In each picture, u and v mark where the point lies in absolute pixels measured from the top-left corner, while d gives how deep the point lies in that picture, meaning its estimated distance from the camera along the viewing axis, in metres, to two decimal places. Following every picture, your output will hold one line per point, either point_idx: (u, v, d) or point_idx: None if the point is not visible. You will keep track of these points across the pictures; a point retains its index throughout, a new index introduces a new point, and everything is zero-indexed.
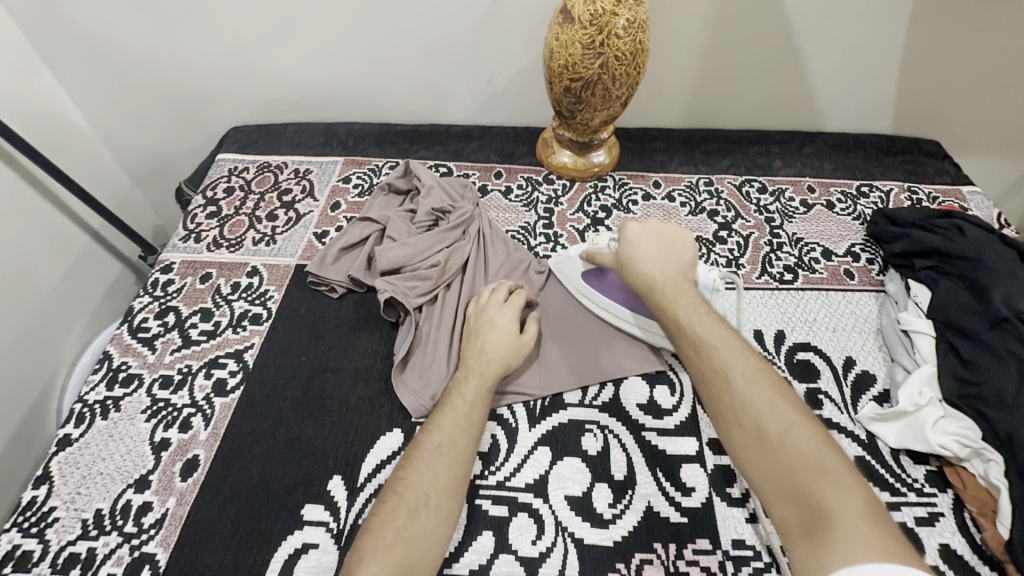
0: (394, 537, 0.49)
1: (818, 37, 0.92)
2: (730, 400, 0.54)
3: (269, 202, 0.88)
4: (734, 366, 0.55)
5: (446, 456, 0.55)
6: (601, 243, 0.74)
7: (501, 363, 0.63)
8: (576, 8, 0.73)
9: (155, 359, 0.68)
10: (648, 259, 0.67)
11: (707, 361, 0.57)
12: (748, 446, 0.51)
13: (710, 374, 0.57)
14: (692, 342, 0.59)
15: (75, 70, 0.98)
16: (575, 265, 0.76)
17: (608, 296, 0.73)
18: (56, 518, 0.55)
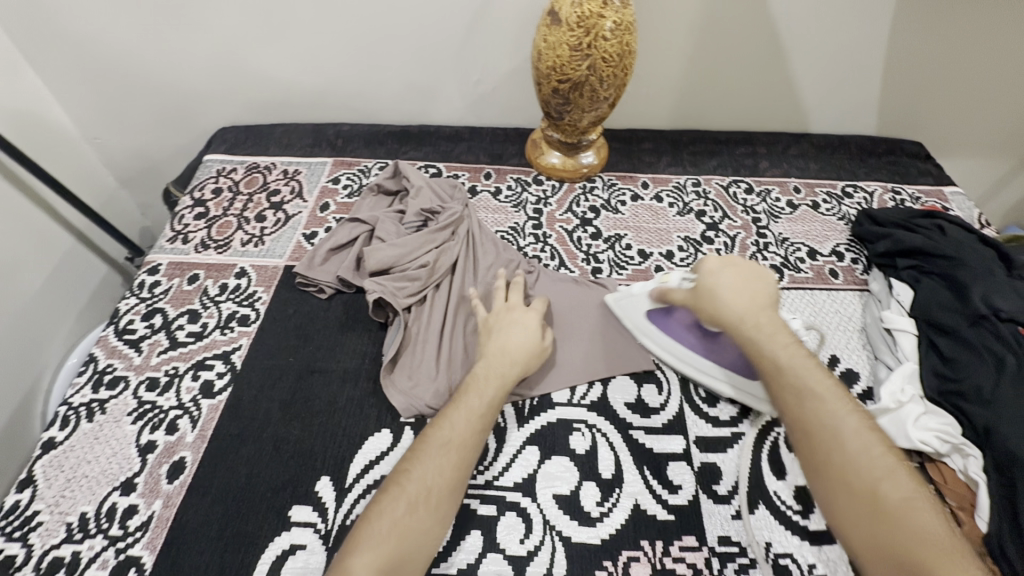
0: (393, 528, 0.48)
1: (803, 40, 0.93)
2: (829, 451, 0.50)
3: (257, 203, 0.87)
4: (837, 417, 0.52)
5: (456, 454, 0.54)
6: (672, 279, 0.72)
7: (518, 367, 0.63)
8: (563, 10, 0.73)
9: (142, 361, 0.67)
10: (730, 293, 0.64)
11: (804, 407, 0.53)
12: (846, 503, 0.48)
13: (803, 420, 0.53)
14: (785, 384, 0.55)
15: (61, 70, 0.97)
16: (642, 300, 0.73)
17: (679, 341, 0.70)
18: (40, 521, 0.55)
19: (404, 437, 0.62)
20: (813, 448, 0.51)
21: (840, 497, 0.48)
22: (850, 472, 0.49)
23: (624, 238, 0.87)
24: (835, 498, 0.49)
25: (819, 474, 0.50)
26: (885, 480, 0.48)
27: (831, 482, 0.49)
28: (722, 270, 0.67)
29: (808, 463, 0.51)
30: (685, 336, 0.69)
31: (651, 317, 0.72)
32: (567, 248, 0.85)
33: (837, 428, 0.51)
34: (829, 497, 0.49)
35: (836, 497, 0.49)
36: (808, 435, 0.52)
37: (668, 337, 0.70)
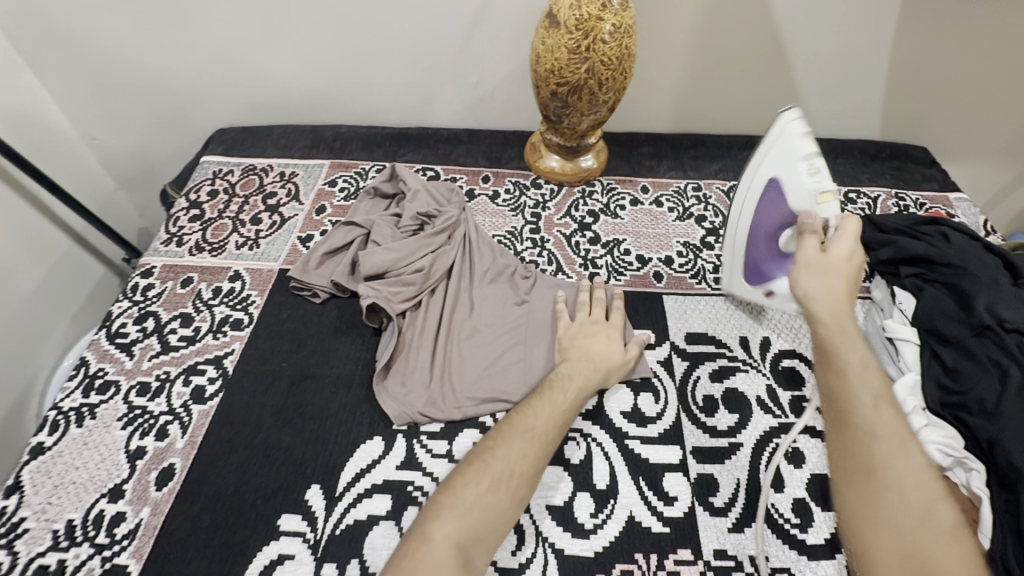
0: (477, 503, 0.51)
1: (805, 43, 0.92)
2: (868, 450, 0.47)
3: (253, 205, 0.87)
4: (899, 431, 0.47)
5: (541, 446, 0.57)
6: (827, 207, 0.64)
7: (603, 371, 0.65)
8: (562, 13, 0.72)
9: (133, 365, 0.67)
10: (827, 276, 0.58)
11: (869, 411, 0.49)
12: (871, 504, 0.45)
13: (859, 423, 0.48)
14: (850, 385, 0.50)
15: (58, 71, 0.96)
16: (793, 187, 0.65)
17: (768, 223, 0.69)
18: (26, 529, 0.54)
19: (396, 445, 0.61)
20: (861, 448, 0.47)
21: (875, 503, 0.45)
22: (897, 483, 0.45)
23: (623, 243, 0.86)
24: (866, 502, 0.46)
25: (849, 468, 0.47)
26: (935, 504, 0.44)
27: (867, 482, 0.46)
28: (848, 248, 0.60)
29: (848, 462, 0.48)
30: (764, 221, 0.69)
31: (773, 187, 0.67)
32: (565, 252, 0.84)
33: (899, 441, 0.47)
34: (859, 501, 0.46)
35: (867, 499, 0.46)
36: (864, 437, 0.48)
37: (764, 211, 0.69)
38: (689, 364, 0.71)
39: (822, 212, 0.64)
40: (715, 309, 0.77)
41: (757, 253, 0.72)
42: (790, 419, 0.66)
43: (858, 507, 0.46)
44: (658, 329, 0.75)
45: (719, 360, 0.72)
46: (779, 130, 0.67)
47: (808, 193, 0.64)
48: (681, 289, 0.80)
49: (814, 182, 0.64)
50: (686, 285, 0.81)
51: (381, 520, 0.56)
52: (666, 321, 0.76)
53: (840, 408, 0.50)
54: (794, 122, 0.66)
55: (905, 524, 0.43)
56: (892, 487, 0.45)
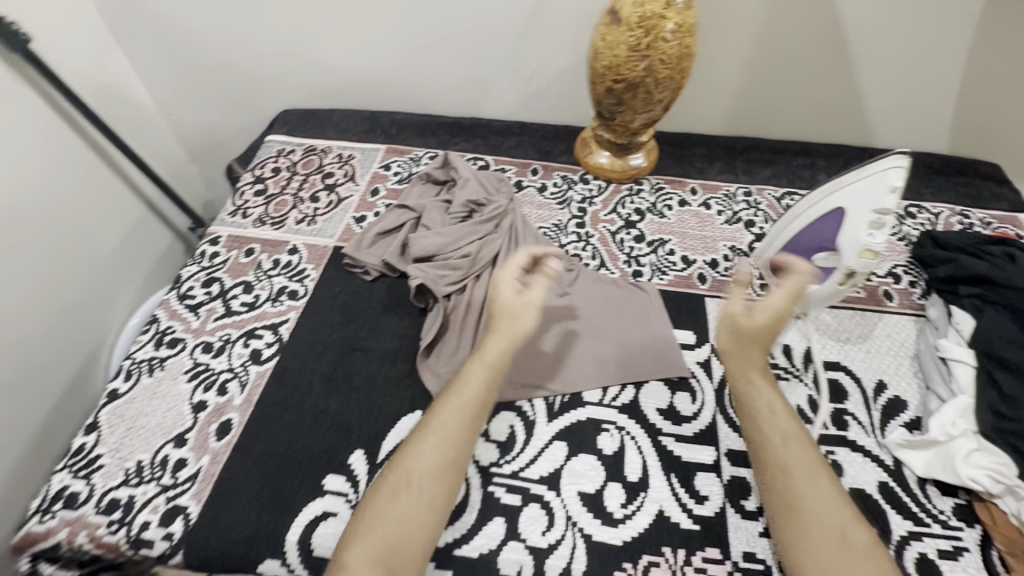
0: (389, 520, 0.50)
1: (874, 50, 0.89)
2: (789, 491, 0.53)
3: (312, 184, 0.91)
4: (812, 464, 0.54)
5: (449, 443, 0.55)
6: (861, 261, 0.63)
7: (507, 341, 0.60)
8: (625, 9, 0.72)
9: (198, 325, 0.72)
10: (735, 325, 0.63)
11: (782, 451, 0.55)
12: (798, 537, 0.51)
13: (777, 465, 0.55)
14: (767, 433, 0.57)
15: (144, 49, 1.03)
16: (849, 229, 0.63)
17: (814, 237, 0.69)
18: (102, 464, 0.59)
19: None
20: (782, 485, 0.54)
21: (804, 537, 0.50)
22: (814, 511, 0.51)
23: (668, 243, 0.86)
24: (796, 538, 0.51)
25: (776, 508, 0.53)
26: (848, 524, 0.50)
27: (791, 519, 0.52)
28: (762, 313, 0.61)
29: (773, 498, 0.54)
30: (814, 234, 0.69)
31: (835, 215, 0.65)
32: (609, 248, 0.84)
33: (809, 474, 0.54)
34: (790, 534, 0.51)
35: (797, 532, 0.51)
36: (778, 473, 0.54)
37: (815, 227, 0.68)
38: None
39: (851, 263, 0.64)
40: None
41: (793, 253, 0.73)
42: (830, 432, 0.66)
43: (789, 541, 0.51)
44: (699, 330, 0.75)
45: None
46: (876, 170, 0.61)
47: (855, 242, 0.63)
48: (725, 292, 0.79)
49: (868, 237, 0.62)
50: (731, 288, 0.80)
51: None
52: (708, 323, 0.76)
53: (764, 446, 0.57)
54: (896, 170, 0.60)
55: (831, 547, 0.49)
56: (808, 513, 0.51)
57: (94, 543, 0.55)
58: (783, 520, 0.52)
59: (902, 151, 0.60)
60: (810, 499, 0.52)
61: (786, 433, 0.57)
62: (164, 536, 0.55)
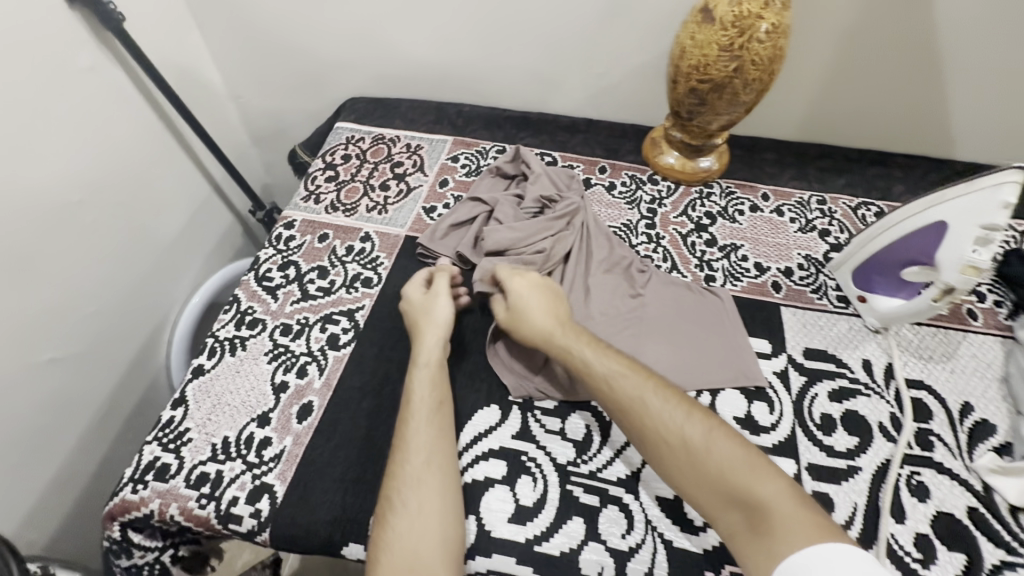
0: (393, 537, 0.51)
1: (968, 59, 0.85)
2: (651, 427, 0.56)
3: (382, 172, 0.91)
4: (649, 387, 0.58)
5: (422, 447, 0.56)
6: (963, 276, 0.62)
7: (439, 340, 0.65)
8: (719, 8, 0.71)
9: (277, 307, 0.73)
10: (535, 317, 0.65)
11: (628, 391, 0.58)
12: (679, 468, 0.53)
13: (628, 406, 0.57)
14: (603, 378, 0.59)
15: (220, 32, 1.05)
16: (952, 244, 0.61)
17: (904, 249, 0.67)
18: (190, 439, 0.61)
19: (512, 415, 0.64)
20: (636, 425, 0.56)
21: (681, 470, 0.53)
22: (666, 435, 0.55)
23: (740, 249, 0.84)
24: (677, 469, 0.53)
25: (653, 451, 0.55)
26: (688, 429, 0.54)
27: (665, 455, 0.54)
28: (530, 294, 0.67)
29: (636, 439, 0.57)
30: (903, 246, 0.67)
31: (935, 229, 0.63)
32: (680, 251, 0.83)
33: (643, 402, 0.57)
34: (665, 468, 0.54)
35: (667, 465, 0.54)
36: (626, 417, 0.57)
37: (907, 239, 0.66)
38: (807, 379, 0.70)
39: (952, 278, 0.62)
40: (839, 328, 0.75)
41: (880, 265, 0.71)
42: (914, 452, 0.64)
43: (671, 477, 0.54)
44: (775, 340, 0.73)
45: (839, 380, 0.70)
46: (987, 185, 0.58)
47: (958, 258, 0.61)
48: (801, 302, 0.78)
49: (973, 253, 0.60)
50: (807, 298, 0.78)
51: (497, 484, 0.59)
52: (785, 332, 0.74)
53: (609, 399, 0.59)
54: (1010, 185, 0.57)
55: (687, 459, 0.53)
56: (664, 445, 0.55)
57: (185, 514, 0.57)
58: (663, 460, 0.55)
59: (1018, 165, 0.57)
60: (659, 424, 0.55)
61: (605, 374, 0.60)
62: (252, 513, 0.56)
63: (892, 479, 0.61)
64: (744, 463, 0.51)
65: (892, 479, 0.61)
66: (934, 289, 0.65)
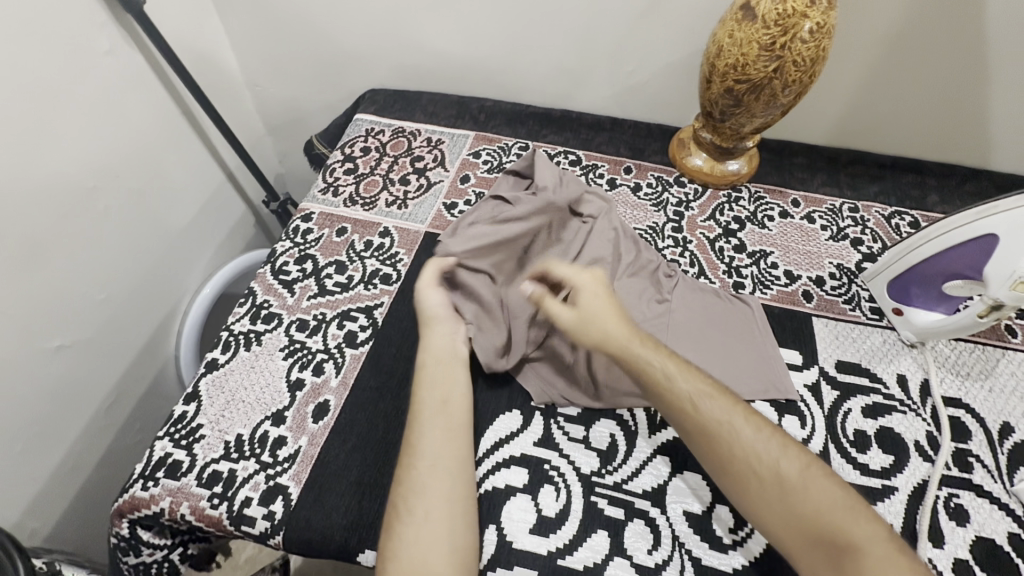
0: (401, 545, 0.49)
1: (1015, 67, 0.82)
2: (739, 453, 0.53)
3: (402, 166, 0.89)
4: (737, 409, 0.55)
5: (430, 452, 0.54)
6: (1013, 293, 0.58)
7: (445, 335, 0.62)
8: (761, 6, 0.68)
9: (294, 302, 0.71)
10: (603, 326, 0.60)
11: (714, 411, 0.55)
12: (766, 499, 0.51)
13: (715, 427, 0.54)
14: (685, 395, 0.56)
15: (240, 19, 1.03)
16: (1002, 259, 0.58)
17: (950, 264, 0.64)
18: (203, 435, 0.59)
19: (534, 421, 0.62)
20: (723, 453, 0.53)
21: (767, 501, 0.51)
22: (757, 466, 0.52)
23: (770, 255, 0.81)
24: (762, 500, 0.51)
25: (737, 477, 0.53)
26: (783, 463, 0.52)
27: (751, 481, 0.52)
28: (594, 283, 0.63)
29: (719, 467, 0.54)
30: (948, 259, 0.64)
31: (983, 244, 0.60)
32: (707, 256, 0.81)
33: (731, 427, 0.54)
34: (750, 500, 0.52)
35: (753, 497, 0.52)
36: (711, 442, 0.54)
37: (953, 254, 0.63)
38: (840, 394, 0.67)
39: (1000, 294, 0.59)
40: (872, 340, 0.72)
41: (920, 276, 0.69)
42: (952, 473, 0.61)
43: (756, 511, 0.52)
44: (806, 351, 0.71)
45: (873, 396, 0.67)
46: None
47: (1007, 273, 0.58)
48: (833, 313, 0.75)
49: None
50: (839, 309, 0.75)
51: (518, 493, 0.57)
52: (817, 344, 0.72)
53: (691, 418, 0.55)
54: None
55: (778, 493, 0.51)
56: (754, 476, 0.52)
57: (196, 514, 0.55)
58: (747, 487, 0.52)
59: None
60: (748, 452, 0.53)
61: (690, 394, 0.56)
62: (265, 515, 0.54)
63: (929, 501, 0.59)
64: (836, 498, 0.50)
65: (929, 501, 0.59)
66: (981, 303, 0.62)
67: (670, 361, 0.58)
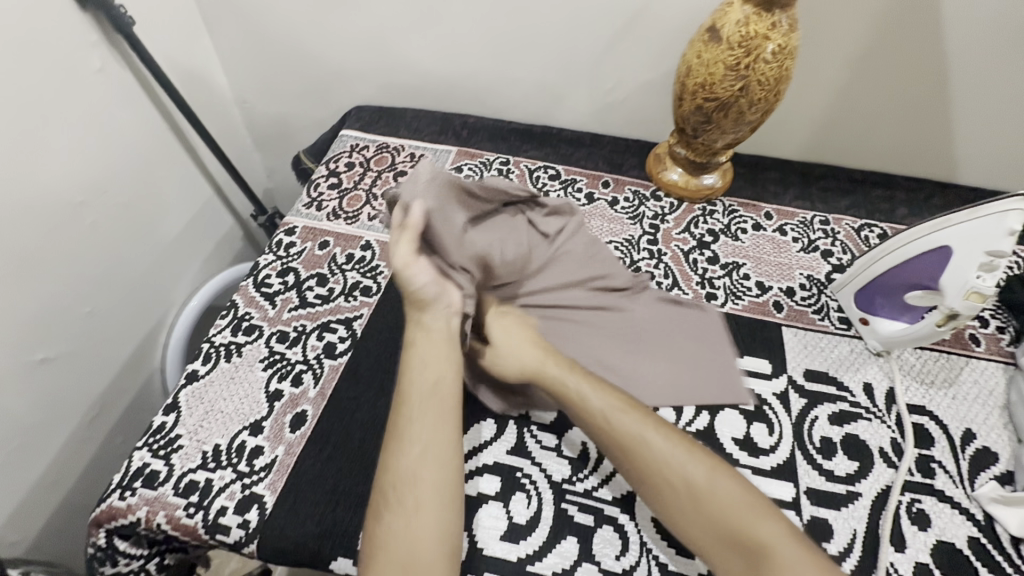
0: (390, 537, 0.50)
1: (974, 85, 0.85)
2: (652, 464, 0.54)
3: (385, 181, 0.91)
4: (645, 419, 0.57)
5: (423, 437, 0.54)
6: (966, 302, 0.61)
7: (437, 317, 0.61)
8: (726, 28, 0.71)
9: (275, 314, 0.72)
10: (522, 354, 0.64)
11: (625, 424, 0.57)
12: (680, 507, 0.52)
13: (628, 439, 0.56)
14: (598, 409, 0.58)
15: (230, 38, 1.06)
16: (954, 269, 0.61)
17: (911, 276, 0.66)
18: (181, 445, 0.61)
19: (507, 430, 0.64)
20: (637, 464, 0.55)
21: (682, 509, 0.52)
22: (669, 475, 0.53)
23: (742, 267, 0.84)
24: (677, 508, 0.52)
25: (652, 488, 0.54)
26: (689, 467, 0.53)
27: (665, 491, 0.53)
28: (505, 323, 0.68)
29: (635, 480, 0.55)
30: (907, 271, 0.66)
31: (938, 257, 0.62)
32: (682, 268, 0.83)
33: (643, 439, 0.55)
34: (668, 511, 0.53)
35: (669, 507, 0.53)
36: (625, 453, 0.56)
37: (911, 266, 0.66)
38: (807, 402, 0.69)
39: (954, 303, 0.61)
40: (840, 349, 0.74)
41: (883, 287, 0.71)
42: (916, 479, 0.63)
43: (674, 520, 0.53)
44: (775, 360, 0.73)
45: (840, 404, 0.69)
46: (992, 211, 0.57)
47: (960, 283, 0.60)
48: (802, 322, 0.77)
49: (976, 279, 0.59)
50: (808, 319, 0.77)
51: (491, 500, 0.59)
52: (786, 353, 0.74)
53: (605, 432, 0.57)
54: (1015, 212, 0.56)
55: (690, 500, 0.52)
56: (666, 486, 0.53)
57: (172, 523, 0.56)
58: (663, 498, 0.53)
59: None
60: (660, 462, 0.54)
61: (598, 412, 0.58)
62: (240, 524, 0.55)
63: (892, 506, 0.60)
64: (745, 500, 0.51)
65: (891, 506, 0.60)
66: (938, 313, 0.64)
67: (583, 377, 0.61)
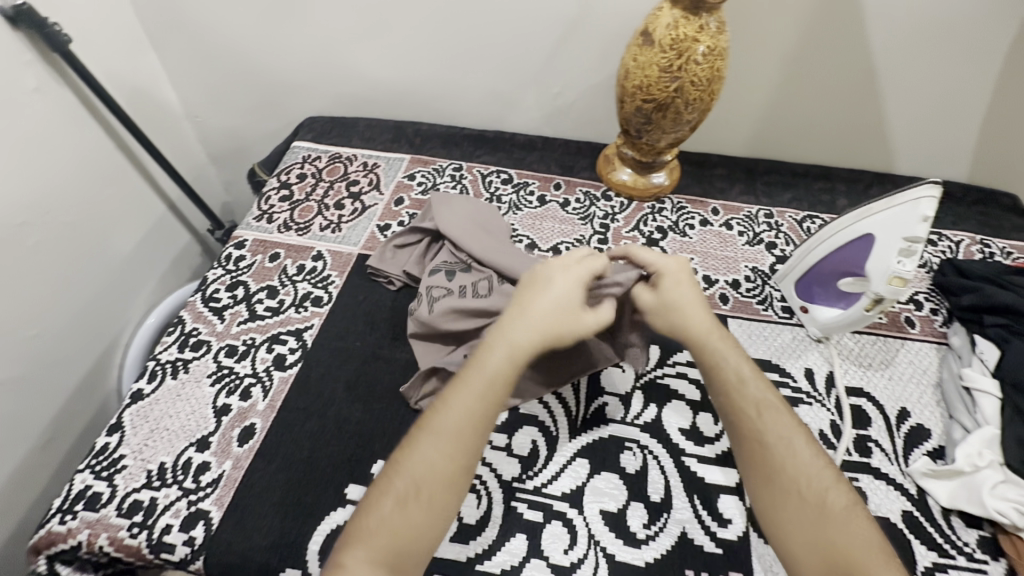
0: (380, 522, 0.47)
1: (900, 79, 0.89)
2: (781, 467, 0.51)
3: (337, 191, 0.91)
4: (795, 427, 0.53)
5: (449, 432, 0.50)
6: (890, 285, 0.63)
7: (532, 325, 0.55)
8: (657, 32, 0.73)
9: (223, 328, 0.72)
10: (693, 312, 0.59)
11: (771, 425, 0.53)
12: (795, 520, 0.49)
13: (766, 439, 0.53)
14: (749, 402, 0.55)
15: (177, 53, 1.05)
16: (878, 254, 0.64)
17: (846, 261, 0.69)
18: (124, 465, 0.60)
19: None
20: (764, 462, 0.52)
21: (794, 521, 0.49)
22: (800, 487, 0.50)
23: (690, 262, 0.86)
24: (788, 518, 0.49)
25: (770, 493, 0.51)
26: (830, 493, 0.49)
27: (786, 497, 0.50)
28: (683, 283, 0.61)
29: (756, 476, 0.52)
30: (841, 258, 0.69)
31: (866, 242, 0.65)
32: None
33: (788, 444, 0.52)
34: (775, 515, 0.50)
35: (783, 516, 0.49)
36: (758, 449, 0.52)
37: (844, 250, 0.69)
38: None
39: (879, 288, 0.64)
40: (782, 337, 0.77)
41: (820, 275, 0.74)
42: (853, 458, 0.65)
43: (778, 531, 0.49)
44: None
45: (782, 390, 0.71)
46: (908, 199, 0.60)
47: (883, 269, 0.63)
48: (746, 313, 0.79)
49: (897, 264, 0.62)
50: (753, 310, 0.80)
51: None
52: None
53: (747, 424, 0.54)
54: (928, 200, 0.59)
55: (813, 519, 0.48)
56: (796, 494, 0.50)
57: (114, 545, 0.55)
58: (782, 504, 0.50)
59: (936, 181, 0.59)
60: (793, 471, 0.51)
61: (760, 402, 0.55)
62: (185, 541, 0.55)
63: None
64: (864, 534, 0.47)
65: None
66: (867, 298, 0.66)
67: (744, 365, 0.57)
